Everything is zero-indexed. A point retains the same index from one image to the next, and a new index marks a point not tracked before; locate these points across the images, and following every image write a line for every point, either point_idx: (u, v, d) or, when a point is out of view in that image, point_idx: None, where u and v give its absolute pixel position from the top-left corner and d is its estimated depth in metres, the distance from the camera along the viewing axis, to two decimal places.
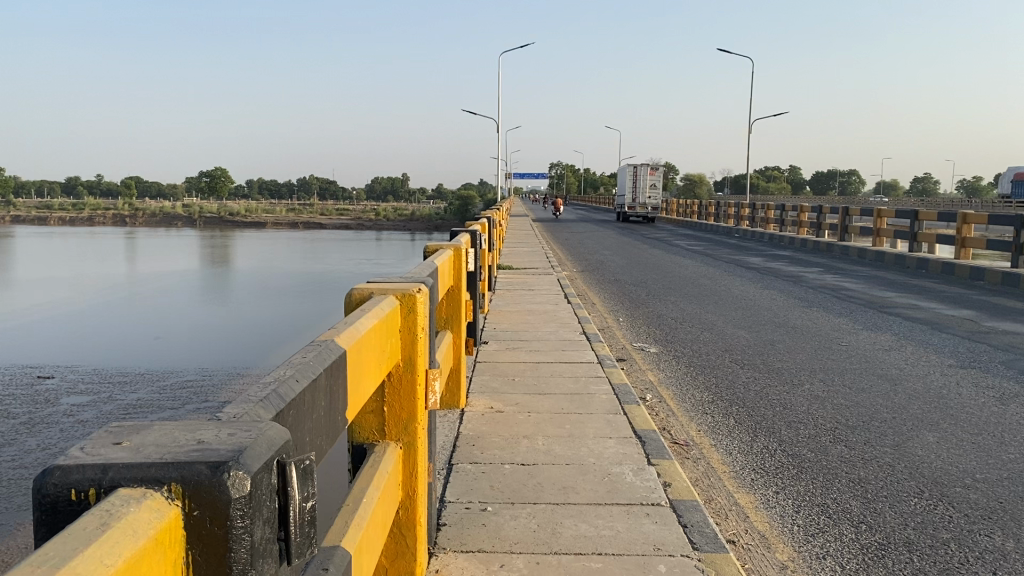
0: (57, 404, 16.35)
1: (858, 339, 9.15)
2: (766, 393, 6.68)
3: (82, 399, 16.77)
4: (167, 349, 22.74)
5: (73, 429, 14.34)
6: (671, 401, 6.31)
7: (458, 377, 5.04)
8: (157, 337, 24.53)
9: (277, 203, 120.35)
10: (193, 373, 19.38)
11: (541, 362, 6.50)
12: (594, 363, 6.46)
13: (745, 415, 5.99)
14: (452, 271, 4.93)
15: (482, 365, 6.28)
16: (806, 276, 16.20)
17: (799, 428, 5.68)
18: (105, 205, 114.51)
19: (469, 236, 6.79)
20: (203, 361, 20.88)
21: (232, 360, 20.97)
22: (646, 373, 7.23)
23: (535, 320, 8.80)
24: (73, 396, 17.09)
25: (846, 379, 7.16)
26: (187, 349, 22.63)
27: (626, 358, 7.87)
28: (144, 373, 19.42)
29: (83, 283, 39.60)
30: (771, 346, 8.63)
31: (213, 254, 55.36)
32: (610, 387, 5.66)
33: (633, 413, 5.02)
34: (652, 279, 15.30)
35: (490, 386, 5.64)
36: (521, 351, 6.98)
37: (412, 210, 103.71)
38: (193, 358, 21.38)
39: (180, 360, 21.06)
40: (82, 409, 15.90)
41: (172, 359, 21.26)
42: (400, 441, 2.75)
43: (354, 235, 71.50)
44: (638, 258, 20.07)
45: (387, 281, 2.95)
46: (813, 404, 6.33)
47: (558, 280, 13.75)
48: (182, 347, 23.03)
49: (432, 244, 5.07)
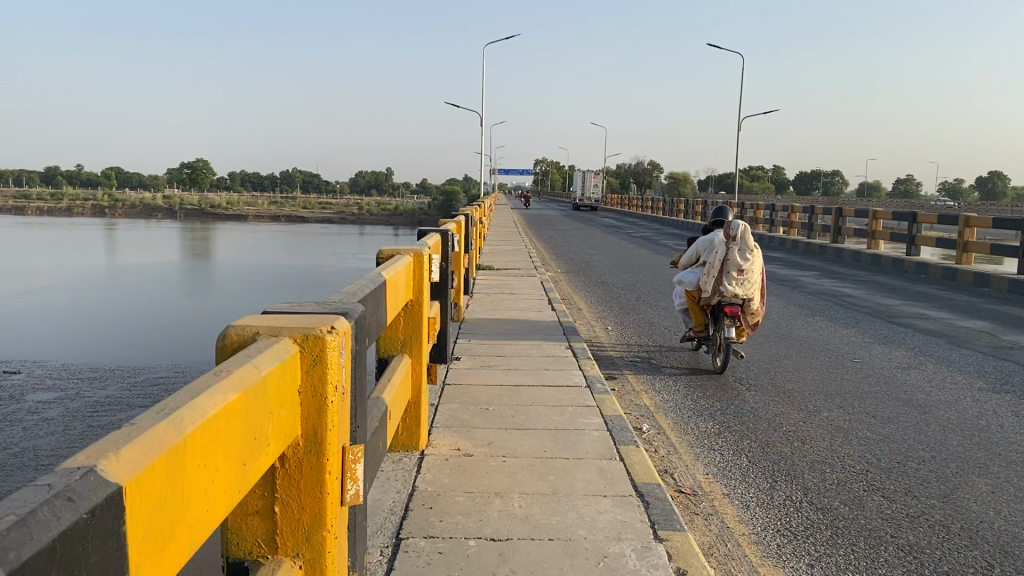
0: (22, 401, 15.27)
1: (872, 355, 8.27)
2: (780, 422, 5.78)
3: (49, 396, 15.69)
4: (141, 343, 21.58)
5: (37, 427, 13.30)
6: (672, 434, 5.42)
7: (417, 413, 4.13)
8: (133, 332, 23.37)
9: (262, 196, 118.62)
10: (166, 369, 18.31)
11: (522, 384, 5.57)
12: (582, 387, 5.54)
13: (759, 453, 5.09)
14: (411, 283, 3.97)
15: (452, 391, 5.31)
16: (803, 280, 15.34)
17: (826, 472, 4.80)
18: (86, 195, 112.38)
19: (440, 239, 5.82)
20: (178, 356, 19.79)
21: (208, 356, 19.86)
22: (641, 397, 6.33)
23: (516, 330, 7.84)
24: (39, 392, 16.00)
25: (866, 405, 6.29)
26: (163, 343, 21.56)
27: (617, 377, 6.95)
28: (114, 370, 18.27)
29: (59, 275, 38.24)
30: (777, 363, 7.74)
31: (194, 245, 53.90)
32: (603, 420, 4.73)
33: (632, 459, 4.09)
34: (641, 282, 14.44)
35: (458, 420, 4.68)
36: (497, 370, 6.02)
37: (396, 205, 102.30)
38: (168, 353, 20.29)
39: (154, 356, 19.98)
40: (47, 406, 14.83)
41: (147, 354, 20.16)
42: (298, 558, 1.84)
43: (336, 229, 70.40)
44: (628, 258, 19.18)
45: (293, 313, 2.02)
46: (835, 439, 5.44)
47: (544, 283, 12.84)
48: (157, 341, 21.93)
49: (387, 248, 4.14)
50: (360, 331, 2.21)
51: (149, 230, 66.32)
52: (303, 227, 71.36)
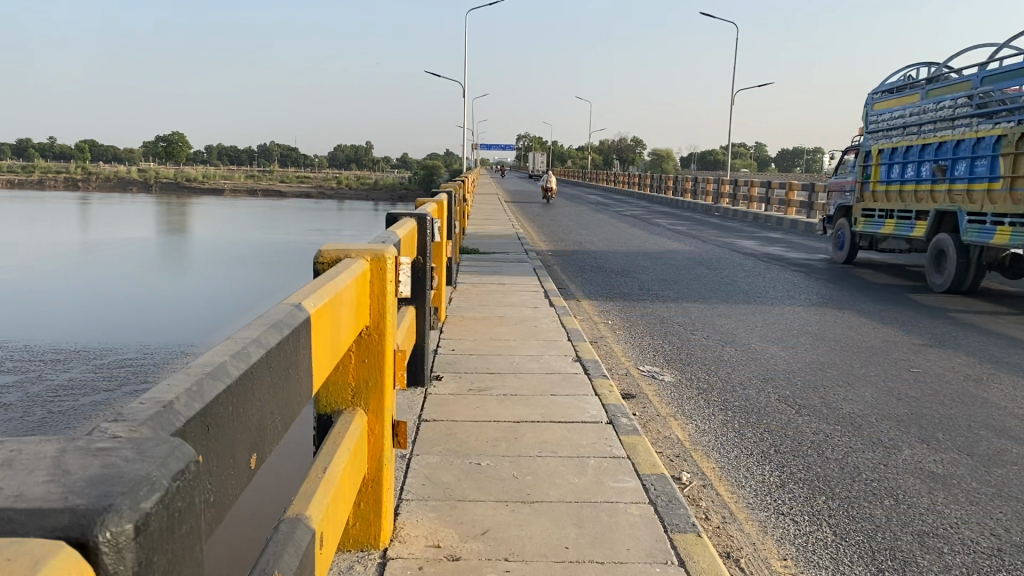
0: None
1: (931, 362, 6.96)
2: (855, 467, 4.47)
3: (5, 380, 14.14)
4: (106, 323, 19.86)
5: None
6: (723, 488, 4.11)
7: (377, 497, 2.78)
8: (100, 311, 21.64)
9: (238, 170, 115.50)
10: (133, 350, 16.72)
11: (524, 419, 4.22)
12: (604, 424, 4.18)
13: (846, 519, 3.79)
14: (363, 302, 2.61)
15: (429, 437, 3.92)
16: (815, 265, 14.03)
17: (948, 554, 3.48)
18: (59, 168, 108.90)
19: (416, 225, 4.41)
20: (150, 335, 18.24)
21: (180, 336, 18.25)
22: (671, 426, 5.01)
23: (508, 335, 6.46)
24: None
25: (953, 437, 4.96)
26: (132, 321, 20.06)
27: (636, 396, 5.60)
28: (79, 351, 16.78)
29: (32, 249, 36.56)
30: (826, 375, 6.40)
31: (171, 220, 51.79)
32: (641, 485, 3.39)
33: (696, 561, 2.76)
34: (642, 267, 13.12)
35: (440, 486, 3.32)
36: (490, 396, 4.66)
37: (377, 180, 100.05)
38: (136, 332, 18.77)
39: (122, 334, 18.48)
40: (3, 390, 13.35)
41: (113, 332, 18.65)
42: None
43: (317, 203, 68.46)
44: (623, 240, 17.82)
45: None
46: (934, 492, 4.13)
47: (535, 269, 11.51)
48: (128, 320, 20.37)
49: (329, 246, 2.77)
50: (177, 540, 0.87)
51: (125, 205, 64.42)
52: (282, 203, 69.49)
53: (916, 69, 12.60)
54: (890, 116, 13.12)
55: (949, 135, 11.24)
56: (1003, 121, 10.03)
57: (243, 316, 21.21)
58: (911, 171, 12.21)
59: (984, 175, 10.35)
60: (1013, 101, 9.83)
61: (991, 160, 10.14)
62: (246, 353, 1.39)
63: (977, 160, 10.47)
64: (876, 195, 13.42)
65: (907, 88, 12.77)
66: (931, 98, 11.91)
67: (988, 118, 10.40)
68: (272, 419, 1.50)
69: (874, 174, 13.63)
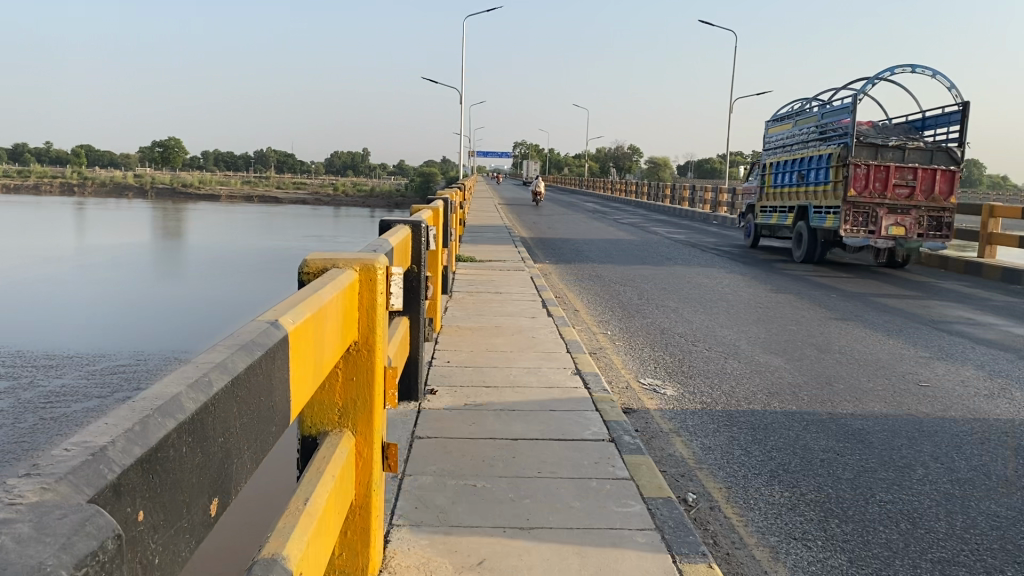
0: None
1: (940, 376, 6.77)
2: (868, 487, 4.27)
3: None
4: (99, 329, 19.59)
5: None
6: (731, 511, 3.91)
7: (365, 526, 2.57)
8: (94, 316, 21.37)
9: (235, 176, 115.08)
10: (127, 356, 16.49)
11: (521, 436, 4.02)
12: (606, 442, 3.98)
13: (862, 545, 3.59)
14: (351, 315, 2.41)
15: (422, 455, 3.72)
16: (817, 274, 13.88)
17: None
18: (54, 173, 108.60)
19: (411, 232, 4.22)
20: (143, 342, 18.00)
21: (175, 342, 18.01)
22: (676, 444, 4.81)
23: (506, 346, 6.27)
24: None
25: (968, 456, 4.77)
26: (126, 327, 19.80)
27: (637, 412, 5.41)
28: (72, 356, 16.59)
29: (28, 254, 36.40)
30: (832, 390, 6.21)
31: (167, 225, 51.47)
32: (648, 509, 3.19)
33: None
34: (641, 276, 12.96)
35: (433, 511, 3.12)
36: (486, 411, 4.46)
37: (373, 186, 99.66)
38: (129, 338, 18.52)
39: (115, 340, 18.23)
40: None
41: (106, 338, 18.41)
42: None
43: (314, 210, 68.16)
44: (621, 249, 17.66)
45: None
46: (951, 516, 3.93)
47: (532, 279, 11.32)
48: (121, 325, 20.12)
49: (315, 254, 2.57)
50: None
51: (122, 209, 64.33)
52: (278, 209, 69.20)
53: (797, 102, 16.59)
54: (781, 140, 17.19)
55: (806, 154, 15.38)
56: (832, 142, 14.05)
57: (238, 322, 20.97)
58: (795, 179, 15.96)
59: (821, 180, 14.34)
60: (840, 129, 13.77)
61: (826, 170, 14.05)
62: (206, 381, 1.20)
63: (820, 171, 14.44)
64: (773, 198, 17.38)
65: (790, 118, 16.89)
66: (800, 126, 16.10)
67: (827, 141, 14.40)
68: (239, 456, 1.30)
69: (769, 184, 17.80)
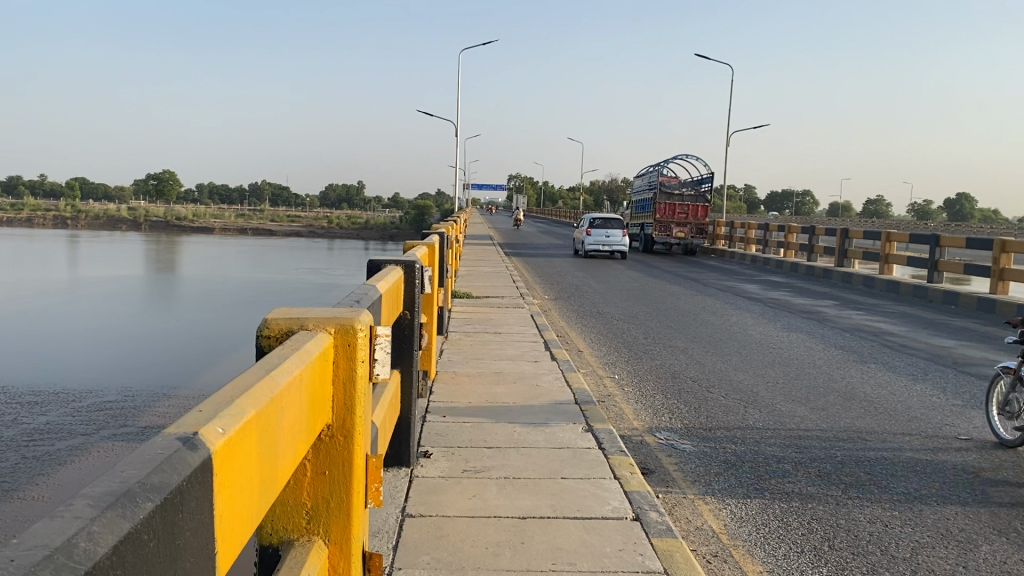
0: None
1: (979, 428, 6.21)
2: (930, 569, 3.69)
3: None
4: (86, 364, 18.80)
5: None
6: None
7: None
8: (79, 351, 20.55)
9: (230, 210, 114.20)
10: (113, 393, 15.72)
11: (531, 515, 3.43)
12: (631, 522, 3.40)
13: None
14: (321, 395, 1.84)
15: (416, 540, 3.15)
16: (825, 311, 13.35)
17: None
18: (48, 206, 107.68)
19: (402, 274, 3.66)
20: (130, 378, 17.22)
21: (163, 378, 17.25)
22: (704, 515, 4.24)
23: (508, 397, 5.71)
24: None
25: None
26: (113, 362, 18.98)
27: (656, 473, 4.85)
28: (59, 394, 15.74)
29: (18, 287, 35.50)
30: (864, 445, 5.64)
31: (160, 259, 50.56)
32: None
33: None
34: (644, 313, 12.38)
35: None
36: (488, 480, 3.89)
37: (367, 219, 98.91)
38: (116, 373, 17.72)
39: (101, 376, 17.44)
40: None
41: (91, 374, 17.62)
42: None
43: (308, 243, 67.43)
44: (622, 283, 17.09)
45: None
46: None
47: (533, 316, 10.77)
48: (107, 360, 19.29)
49: (280, 312, 2.02)
50: None
51: (115, 242, 63.07)
52: (273, 241, 68.41)
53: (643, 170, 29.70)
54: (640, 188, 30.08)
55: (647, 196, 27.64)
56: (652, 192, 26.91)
57: (229, 357, 20.16)
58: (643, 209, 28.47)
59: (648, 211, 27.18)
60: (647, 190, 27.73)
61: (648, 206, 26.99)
62: None
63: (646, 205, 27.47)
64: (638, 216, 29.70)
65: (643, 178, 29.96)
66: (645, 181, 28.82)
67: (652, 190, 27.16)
68: None
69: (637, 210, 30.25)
